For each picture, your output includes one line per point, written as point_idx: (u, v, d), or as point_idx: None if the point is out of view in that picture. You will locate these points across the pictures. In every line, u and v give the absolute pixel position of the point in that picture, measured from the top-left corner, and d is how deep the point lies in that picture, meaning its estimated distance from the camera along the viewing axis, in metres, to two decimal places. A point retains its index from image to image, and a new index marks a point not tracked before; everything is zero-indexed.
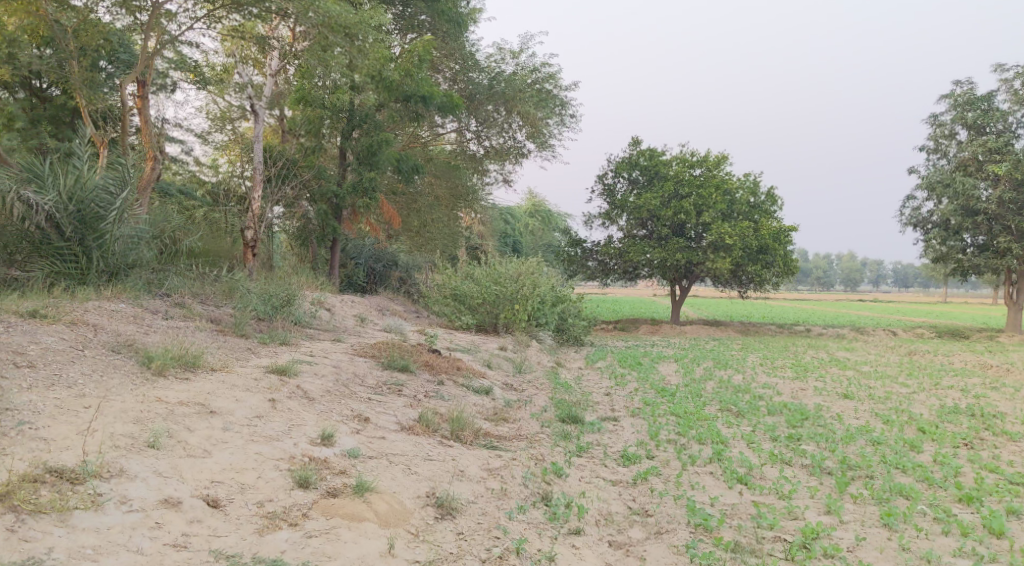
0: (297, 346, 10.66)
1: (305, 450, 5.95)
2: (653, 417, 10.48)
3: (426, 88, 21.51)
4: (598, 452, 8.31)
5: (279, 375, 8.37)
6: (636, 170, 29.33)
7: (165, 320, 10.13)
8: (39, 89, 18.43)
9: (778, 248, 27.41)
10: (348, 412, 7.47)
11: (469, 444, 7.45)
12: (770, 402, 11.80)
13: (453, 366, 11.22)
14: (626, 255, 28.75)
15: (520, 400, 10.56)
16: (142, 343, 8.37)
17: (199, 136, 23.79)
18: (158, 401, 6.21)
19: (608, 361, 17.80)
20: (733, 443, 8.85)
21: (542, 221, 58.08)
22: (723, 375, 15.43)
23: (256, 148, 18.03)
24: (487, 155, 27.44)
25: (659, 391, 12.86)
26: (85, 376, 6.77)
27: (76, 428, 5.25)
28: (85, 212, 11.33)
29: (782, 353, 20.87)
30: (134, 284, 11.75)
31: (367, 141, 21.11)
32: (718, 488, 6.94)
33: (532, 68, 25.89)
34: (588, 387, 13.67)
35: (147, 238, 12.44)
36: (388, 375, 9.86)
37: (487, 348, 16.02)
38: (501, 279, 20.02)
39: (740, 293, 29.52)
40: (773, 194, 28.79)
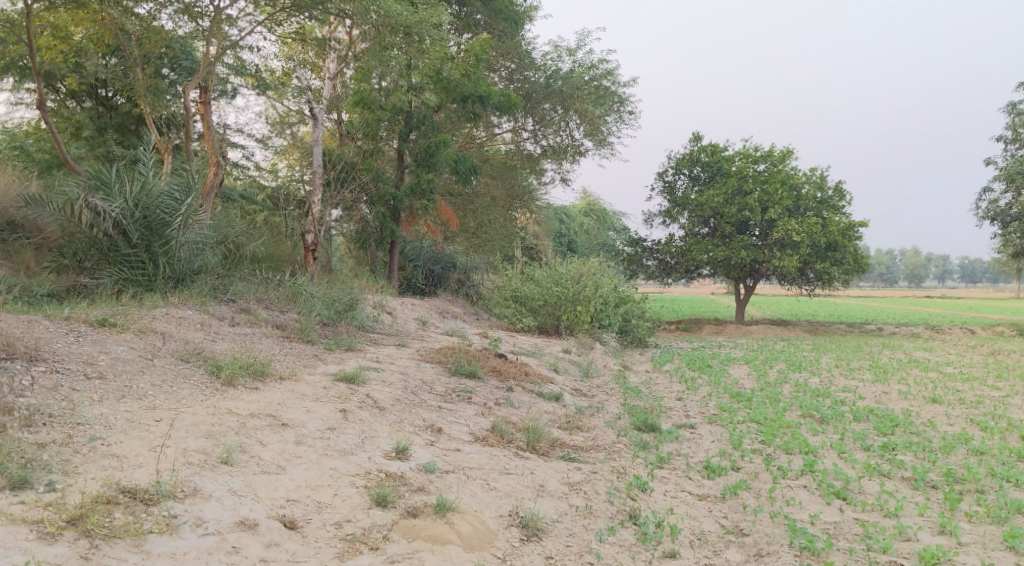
0: (363, 352, 10.47)
1: (380, 464, 5.69)
2: (732, 425, 10.00)
3: (484, 88, 21.45)
4: (679, 463, 7.89)
5: (348, 384, 8.16)
6: (697, 166, 28.66)
7: (232, 326, 10.03)
8: (105, 97, 18.66)
9: (848, 244, 26.60)
10: (420, 422, 7.21)
11: (546, 456, 7.11)
12: (854, 407, 11.20)
13: (521, 371, 10.89)
14: (688, 254, 28.13)
15: (592, 406, 10.18)
16: (210, 351, 8.23)
17: (258, 140, 23.92)
18: (229, 413, 6.03)
19: (675, 363, 17.30)
20: (822, 453, 8.29)
21: (597, 220, 57.56)
22: (799, 378, 14.80)
23: (316, 152, 17.99)
24: (545, 154, 27.10)
25: (734, 396, 12.35)
26: (155, 387, 6.62)
27: (148, 445, 5.08)
28: (151, 218, 11.29)
29: (856, 353, 20.06)
30: (200, 290, 11.70)
31: (425, 142, 20.80)
32: (816, 503, 6.47)
33: (590, 65, 25.46)
34: (659, 391, 13.22)
35: (211, 243, 12.41)
36: (456, 382, 9.59)
37: (552, 352, 15.68)
38: (563, 280, 19.67)
39: (807, 291, 28.63)
40: (841, 189, 27.81)
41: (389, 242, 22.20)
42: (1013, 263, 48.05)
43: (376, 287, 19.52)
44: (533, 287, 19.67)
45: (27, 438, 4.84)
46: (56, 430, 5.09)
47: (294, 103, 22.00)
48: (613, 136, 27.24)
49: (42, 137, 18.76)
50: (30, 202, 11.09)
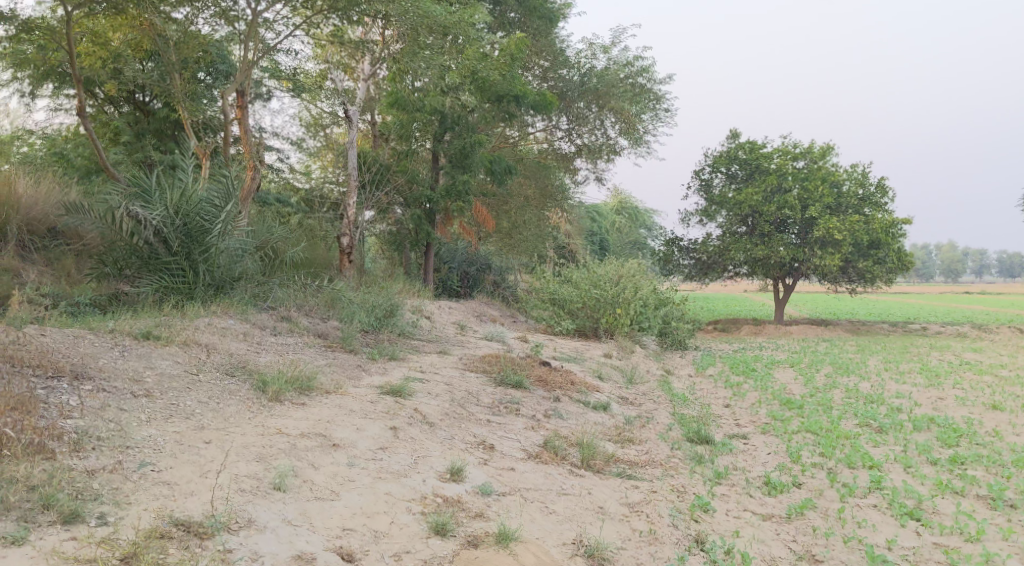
0: (406, 362, 10.31)
1: (435, 487, 5.49)
2: (787, 435, 9.65)
3: (519, 88, 21.25)
4: (738, 478, 7.59)
5: (394, 397, 7.99)
6: (735, 164, 28.16)
7: (274, 336, 9.90)
8: (143, 102, 18.69)
9: (891, 242, 25.97)
10: (472, 438, 7.00)
11: (601, 473, 6.86)
12: (912, 416, 10.78)
13: (567, 380, 10.63)
14: (726, 254, 27.65)
15: (641, 417, 9.90)
16: (254, 364, 8.10)
17: (293, 143, 23.89)
18: (279, 434, 5.87)
19: (717, 367, 16.92)
20: (887, 467, 7.90)
21: (629, 219, 57.06)
22: (848, 383, 14.36)
23: (351, 155, 17.88)
24: (579, 154, 26.81)
25: (785, 403, 11.98)
26: (202, 406, 6.49)
27: (199, 470, 4.93)
28: (191, 226, 11.19)
29: (903, 354, 19.50)
30: (240, 298, 11.60)
31: (460, 143, 20.58)
32: (889, 524, 6.14)
33: (626, 62, 25.14)
34: (705, 398, 12.89)
35: (250, 250, 12.32)
36: (502, 392, 9.37)
37: (593, 356, 15.41)
38: (601, 283, 19.37)
39: (849, 290, 28.00)
40: (883, 185, 27.12)
41: (424, 244, 22.03)
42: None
43: (413, 290, 19.37)
44: (571, 289, 19.39)
45: (76, 466, 4.71)
46: (105, 456, 4.96)
47: (328, 106, 21.92)
48: (649, 134, 26.85)
49: (82, 143, 18.86)
50: (71, 211, 11.03)
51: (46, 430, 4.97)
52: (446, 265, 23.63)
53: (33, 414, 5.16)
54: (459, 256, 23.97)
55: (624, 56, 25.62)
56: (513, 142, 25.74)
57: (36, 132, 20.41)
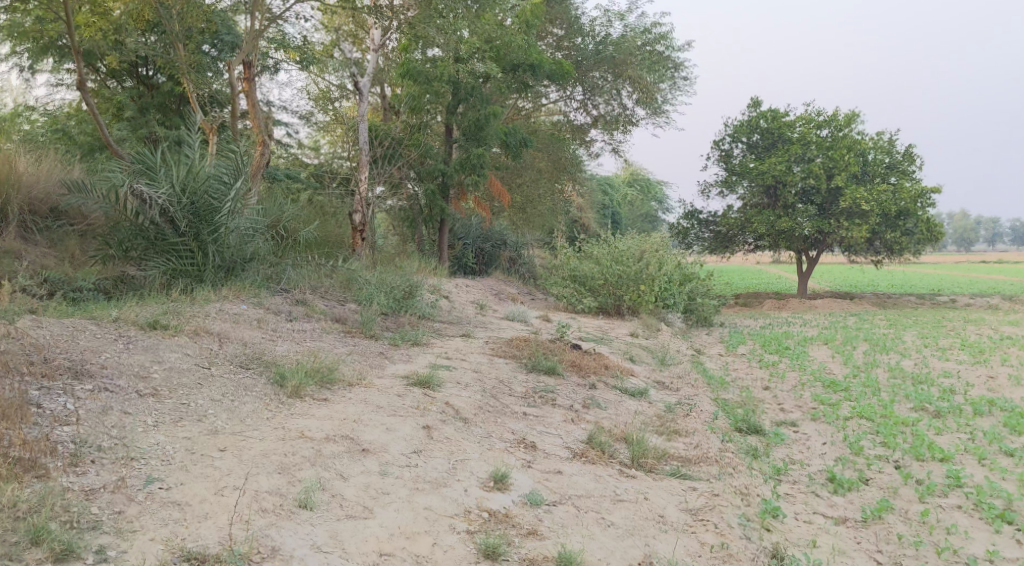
0: (429, 347, 9.69)
1: (479, 498, 4.92)
2: (840, 422, 8.99)
3: (535, 56, 20.43)
4: (798, 474, 6.95)
5: (424, 389, 7.37)
6: (756, 133, 27.24)
7: (290, 322, 9.29)
8: (146, 77, 18.01)
9: (920, 211, 25.05)
10: (511, 436, 6.40)
11: (655, 473, 6.23)
12: (970, 398, 10.07)
13: (601, 364, 9.97)
14: (748, 226, 26.80)
15: (682, 403, 9.26)
16: (271, 355, 7.50)
17: (302, 117, 23.16)
18: (303, 438, 5.29)
19: (748, 345, 16.22)
20: (959, 459, 7.21)
21: (641, 192, 56.05)
22: (889, 361, 13.65)
23: (363, 130, 17.15)
24: (595, 125, 25.96)
25: (829, 385, 11.29)
26: (215, 404, 5.90)
27: (214, 486, 4.43)
28: (199, 204, 10.54)
29: (938, 329, 18.73)
30: (252, 281, 11.00)
31: (474, 115, 19.74)
32: (982, 529, 5.50)
33: (643, 29, 24.22)
34: (741, 380, 12.21)
35: (261, 229, 11.65)
36: (535, 381, 8.73)
37: (619, 336, 14.76)
38: (624, 258, 18.66)
39: (875, 262, 27.15)
40: (911, 152, 26.14)
41: (438, 220, 21.30)
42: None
43: (429, 267, 18.71)
44: (593, 265, 18.69)
45: (72, 486, 4.24)
46: (106, 472, 4.46)
47: (337, 78, 21.17)
48: (667, 104, 25.96)
49: (85, 119, 18.21)
50: (72, 190, 10.40)
51: (38, 444, 4.45)
52: (461, 242, 22.87)
53: (22, 424, 4.62)
54: (473, 232, 23.23)
55: (641, 23, 24.71)
56: (527, 114, 24.90)
57: (38, 109, 19.76)
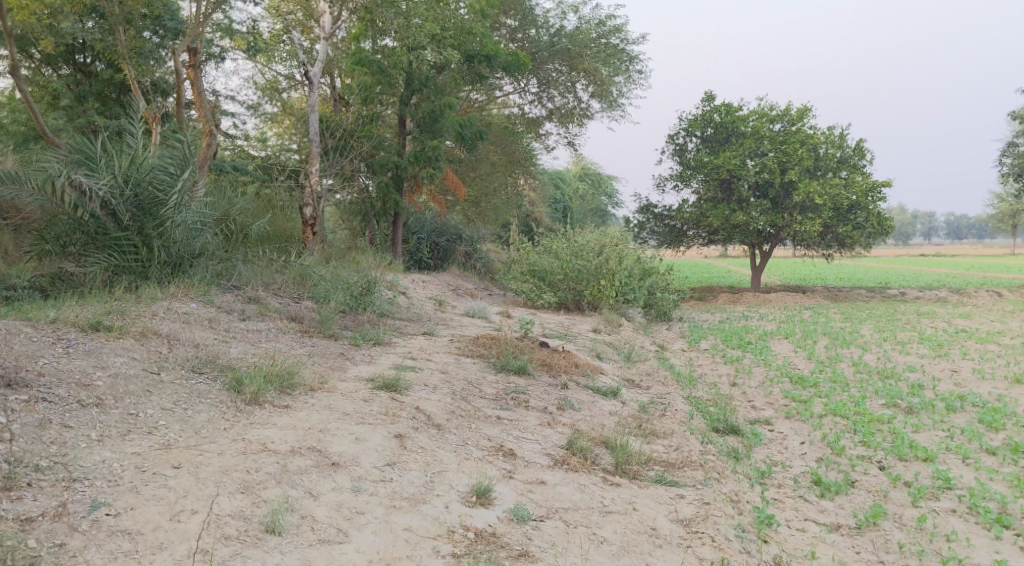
0: (392, 347, 9.23)
1: (462, 515, 4.57)
2: (815, 420, 8.81)
3: (490, 46, 20.01)
4: (783, 477, 6.72)
5: (391, 394, 6.94)
6: (710, 127, 27.19)
7: (243, 322, 8.74)
8: (84, 63, 17.09)
9: (871, 205, 25.31)
10: (488, 443, 6.02)
11: (639, 480, 5.92)
12: (940, 393, 10.01)
13: (571, 363, 9.63)
14: (703, 220, 26.77)
15: (655, 403, 8.98)
16: (225, 358, 6.98)
17: (249, 107, 22.36)
18: (265, 451, 4.85)
19: (710, 340, 16.08)
20: (943, 458, 7.07)
21: (591, 185, 55.95)
22: (851, 356, 13.61)
23: (314, 120, 16.51)
24: (550, 117, 25.61)
25: (797, 381, 11.14)
26: (166, 414, 5.40)
27: (168, 511, 4.04)
28: (143, 196, 9.91)
29: (893, 322, 18.88)
30: (201, 278, 10.38)
31: (429, 106, 19.21)
32: (982, 536, 5.33)
33: (597, 22, 23.95)
34: (708, 376, 12.02)
35: (210, 223, 11.02)
36: (505, 382, 8.35)
37: (582, 332, 14.45)
38: (583, 253, 18.39)
39: (827, 256, 27.41)
40: (862, 147, 26.41)
41: (391, 213, 20.71)
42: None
43: (384, 263, 18.17)
44: (552, 260, 18.38)
45: (5, 515, 3.80)
46: (44, 496, 4.01)
47: (286, 67, 20.44)
48: (623, 97, 25.73)
49: (18, 107, 17.21)
50: (3, 181, 9.67)
51: None
52: (416, 236, 22.31)
53: None
54: (428, 226, 22.68)
55: (596, 15, 24.44)
56: (481, 106, 24.42)
57: None
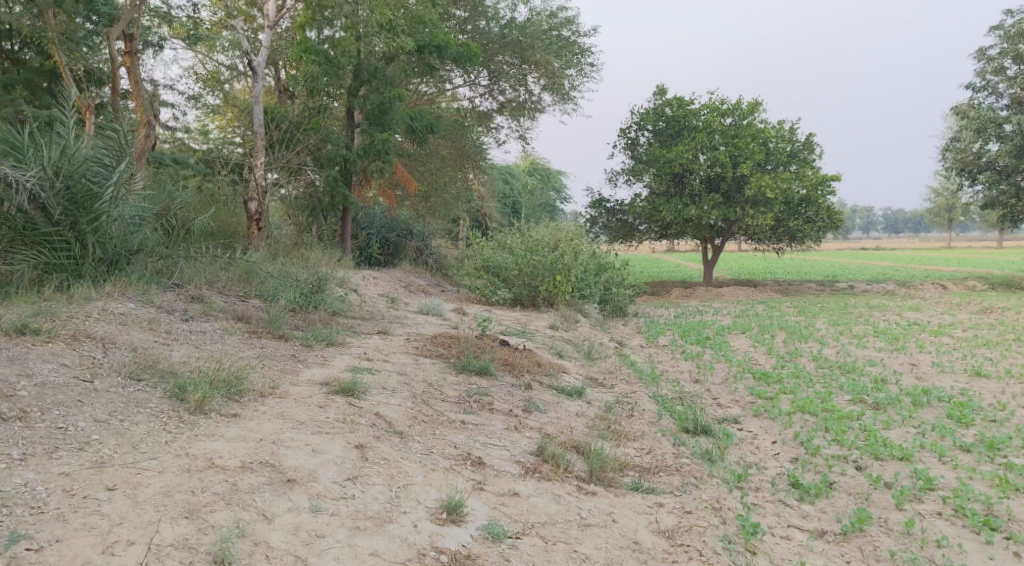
0: (346, 348, 8.75)
1: (433, 536, 4.22)
2: (784, 418, 8.62)
3: (441, 36, 19.38)
4: (761, 479, 6.49)
5: (348, 399, 6.49)
6: (661, 121, 27.04)
7: (186, 322, 8.16)
8: (11, 50, 16.12)
9: (820, 199, 25.60)
10: (455, 450, 5.64)
11: (616, 488, 5.60)
12: (905, 389, 9.95)
13: (533, 362, 9.27)
14: (656, 215, 26.68)
15: (622, 403, 8.68)
16: (166, 362, 6.44)
17: (189, 98, 21.48)
18: (213, 466, 4.40)
19: (668, 336, 15.91)
20: (919, 457, 6.95)
21: (540, 180, 55.67)
22: (810, 351, 13.56)
23: (258, 110, 15.80)
24: (501, 111, 25.20)
25: (761, 377, 10.98)
26: (100, 427, 4.87)
27: (101, 543, 3.66)
28: (75, 189, 9.23)
29: (846, 316, 19.03)
30: (139, 276, 9.74)
31: (377, 98, 18.61)
32: (972, 541, 5.20)
33: (549, 14, 23.60)
34: (670, 373, 11.79)
35: (149, 218, 10.35)
36: (467, 384, 7.94)
37: (540, 329, 14.12)
38: (538, 248, 18.08)
39: (778, 250, 27.59)
40: (811, 141, 26.63)
41: (340, 208, 20.07)
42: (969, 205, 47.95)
43: (334, 259, 17.56)
44: (506, 255, 18.02)
45: None
46: None
47: (228, 57, 19.66)
48: (575, 91, 25.44)
49: None
50: None
51: None
52: (366, 231, 21.69)
53: None
54: (378, 221, 22.09)
55: (547, 7, 24.09)
56: (431, 98, 23.87)
57: None
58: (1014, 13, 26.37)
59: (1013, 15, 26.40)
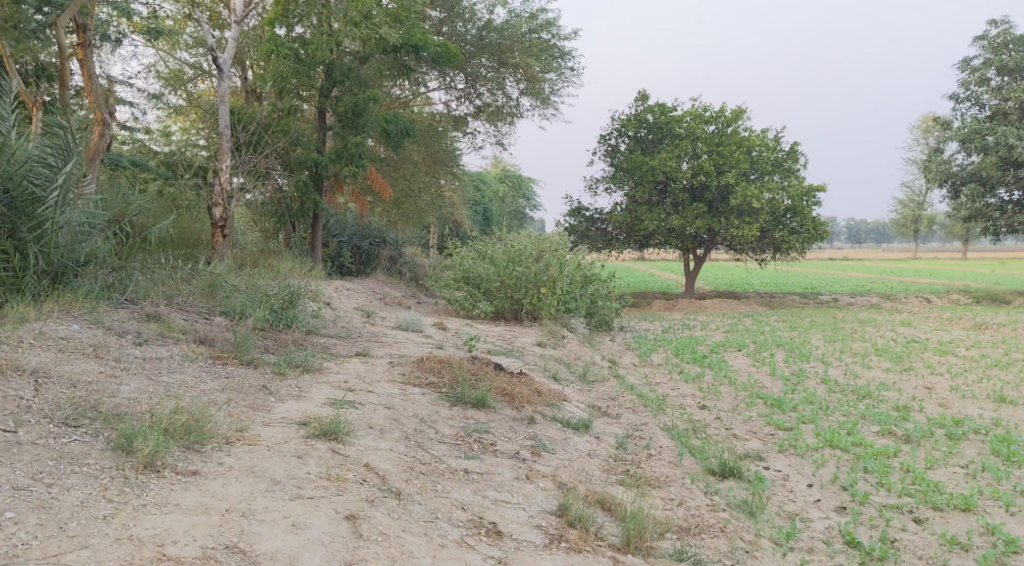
0: (324, 375, 7.70)
1: None
2: (815, 456, 7.83)
3: (419, 36, 18.14)
4: (812, 536, 5.70)
5: (331, 444, 5.46)
6: (643, 127, 26.21)
7: (139, 347, 7.03)
8: None
9: (806, 209, 25.06)
10: (466, 514, 4.72)
11: (657, 559, 4.77)
12: (935, 418, 9.22)
13: (533, 391, 8.28)
14: (638, 224, 25.80)
15: (635, 439, 7.74)
16: (112, 401, 5.35)
17: (150, 96, 20.22)
18: (162, 557, 3.64)
19: (661, 353, 15.07)
20: (983, 506, 6.23)
21: (511, 188, 54.61)
22: (814, 372, 12.79)
23: (224, 111, 14.63)
24: (478, 115, 24.18)
25: (775, 404, 10.20)
26: (18, 499, 3.83)
27: None
28: (14, 193, 8.10)
29: (839, 332, 18.38)
30: (88, 291, 8.59)
31: (351, 99, 17.39)
32: None
33: (529, 15, 22.67)
34: (673, 398, 10.88)
35: (100, 223, 9.18)
36: (462, 419, 6.95)
37: (528, 346, 13.17)
38: (521, 259, 17.13)
39: (761, 261, 26.94)
40: (795, 151, 26.03)
41: (310, 215, 18.83)
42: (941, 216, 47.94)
43: (304, 269, 16.41)
44: (488, 266, 17.06)
45: None
46: None
47: (192, 55, 18.47)
48: (555, 95, 24.49)
49: None
50: None
51: None
52: (337, 239, 20.52)
53: None
54: (349, 228, 20.89)
55: (527, 9, 23.16)
56: (405, 100, 22.78)
57: None
58: (998, 22, 26.01)
59: (997, 24, 26.04)
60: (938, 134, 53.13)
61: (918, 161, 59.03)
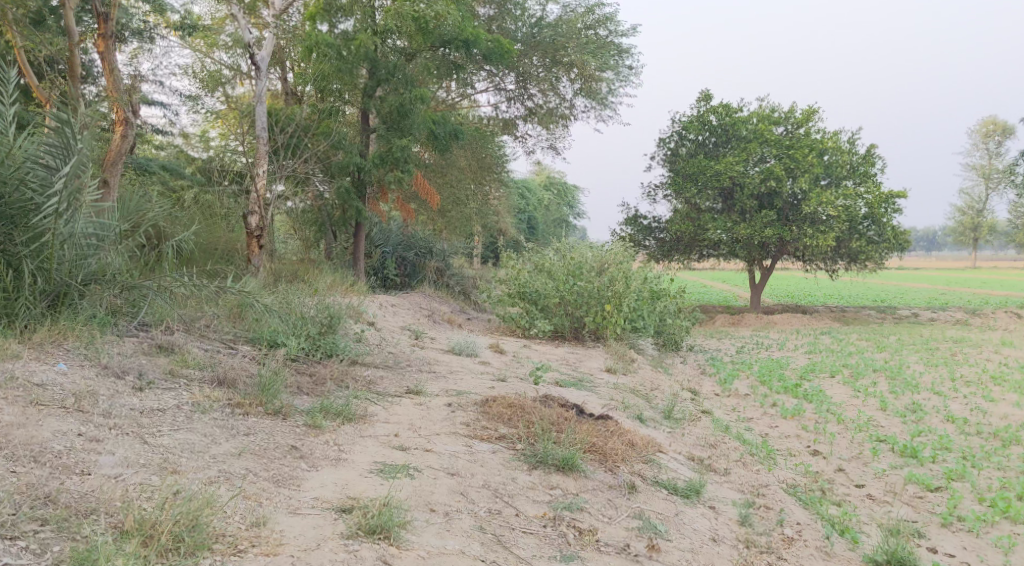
0: (371, 427, 6.14)
1: None
2: (996, 536, 6.14)
3: (470, 29, 16.40)
4: None
5: (381, 548, 3.93)
6: (706, 130, 24.40)
7: (141, 395, 5.55)
8: None
9: (885, 217, 23.03)
10: None
11: None
12: None
13: (626, 446, 6.61)
14: (700, 233, 24.03)
15: (763, 512, 6.07)
16: (81, 487, 3.91)
17: (186, 98, 18.99)
18: None
19: (744, 379, 13.36)
20: None
21: (557, 196, 52.85)
22: (933, 407, 10.96)
23: (261, 111, 13.22)
24: (529, 117, 22.63)
25: (907, 452, 8.45)
26: None
27: None
28: (7, 200, 6.75)
29: (936, 354, 16.46)
30: (94, 315, 7.16)
31: (396, 98, 15.90)
32: None
33: (585, 10, 21.07)
34: (779, 441, 9.17)
35: (113, 235, 7.73)
36: (547, 490, 5.36)
37: (599, 374, 11.54)
38: (583, 272, 15.54)
39: (834, 272, 24.95)
40: (872, 153, 24.02)
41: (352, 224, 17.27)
42: (1012, 221, 45.30)
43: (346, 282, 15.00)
44: (547, 280, 15.51)
45: None
46: None
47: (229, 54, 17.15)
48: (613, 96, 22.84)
49: None
50: None
51: None
52: (380, 249, 19.12)
53: None
54: (394, 238, 19.46)
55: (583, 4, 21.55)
56: (452, 102, 21.33)
57: None
58: None
59: None
60: (1005, 138, 50.50)
61: (978, 165, 56.27)
